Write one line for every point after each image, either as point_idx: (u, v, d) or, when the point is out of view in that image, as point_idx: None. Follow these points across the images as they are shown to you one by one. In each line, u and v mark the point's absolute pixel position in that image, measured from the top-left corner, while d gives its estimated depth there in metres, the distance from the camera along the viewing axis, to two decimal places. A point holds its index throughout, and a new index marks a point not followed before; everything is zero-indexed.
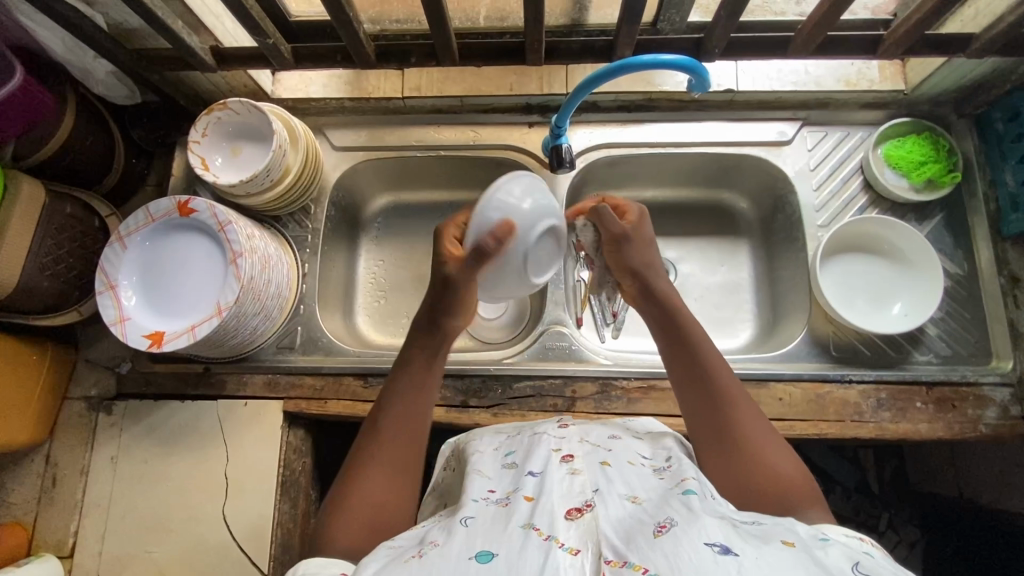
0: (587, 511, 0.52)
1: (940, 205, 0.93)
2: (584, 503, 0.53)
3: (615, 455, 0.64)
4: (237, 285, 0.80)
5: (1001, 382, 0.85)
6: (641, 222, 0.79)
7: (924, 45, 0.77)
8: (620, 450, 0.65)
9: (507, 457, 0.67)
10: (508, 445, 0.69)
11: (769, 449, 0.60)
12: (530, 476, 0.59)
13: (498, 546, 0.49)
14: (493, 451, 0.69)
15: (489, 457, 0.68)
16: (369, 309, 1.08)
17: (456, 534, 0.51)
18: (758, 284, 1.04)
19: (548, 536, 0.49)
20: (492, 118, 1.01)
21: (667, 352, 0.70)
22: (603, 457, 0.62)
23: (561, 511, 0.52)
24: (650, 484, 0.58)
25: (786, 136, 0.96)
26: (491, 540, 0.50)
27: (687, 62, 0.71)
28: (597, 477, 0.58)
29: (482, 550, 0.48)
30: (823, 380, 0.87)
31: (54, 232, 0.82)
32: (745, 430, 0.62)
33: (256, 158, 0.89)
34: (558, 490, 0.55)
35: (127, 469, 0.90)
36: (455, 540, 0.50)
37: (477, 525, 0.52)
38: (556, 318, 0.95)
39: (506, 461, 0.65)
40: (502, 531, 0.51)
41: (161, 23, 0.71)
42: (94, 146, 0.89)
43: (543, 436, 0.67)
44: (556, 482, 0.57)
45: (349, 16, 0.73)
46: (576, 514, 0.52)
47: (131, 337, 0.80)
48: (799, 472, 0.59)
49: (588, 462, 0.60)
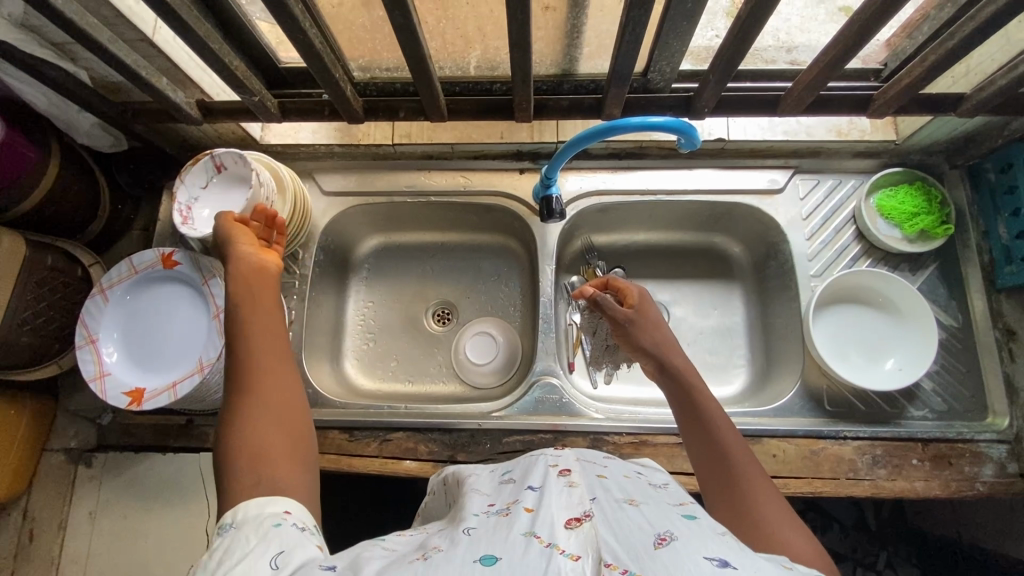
0: (587, 521, 0.50)
1: (933, 255, 0.92)
2: (583, 513, 0.51)
3: (612, 470, 0.64)
4: (219, 342, 0.79)
5: (997, 439, 0.84)
6: (645, 305, 0.80)
7: (914, 104, 0.77)
8: (614, 466, 0.66)
9: (504, 474, 0.67)
10: (506, 465, 0.70)
11: (772, 522, 0.56)
12: (530, 490, 0.58)
13: (500, 550, 0.46)
14: (489, 471, 0.69)
15: (486, 478, 0.67)
16: (357, 353, 1.06)
17: (459, 543, 0.49)
18: (752, 330, 1.03)
19: (549, 543, 0.46)
20: (483, 164, 1.01)
21: (683, 426, 0.67)
22: (599, 471, 0.62)
23: (561, 520, 0.50)
24: (649, 496, 0.58)
25: (778, 184, 0.96)
26: (492, 546, 0.48)
27: (675, 124, 0.71)
28: (594, 490, 0.57)
29: (485, 554, 0.46)
30: (818, 436, 0.85)
31: (34, 286, 0.81)
32: (758, 500, 0.59)
33: (233, 203, 0.86)
34: (558, 504, 0.53)
35: (105, 525, 0.88)
36: (458, 547, 0.48)
37: (478, 535, 0.51)
38: (547, 368, 0.93)
39: (504, 477, 0.66)
40: (503, 538, 0.49)
41: (145, 82, 0.70)
42: (79, 196, 0.88)
43: (540, 455, 0.67)
44: (556, 494, 0.55)
45: (335, 76, 0.73)
46: (575, 524, 0.50)
47: (110, 395, 0.78)
48: (810, 540, 0.55)
49: (585, 477, 0.60)
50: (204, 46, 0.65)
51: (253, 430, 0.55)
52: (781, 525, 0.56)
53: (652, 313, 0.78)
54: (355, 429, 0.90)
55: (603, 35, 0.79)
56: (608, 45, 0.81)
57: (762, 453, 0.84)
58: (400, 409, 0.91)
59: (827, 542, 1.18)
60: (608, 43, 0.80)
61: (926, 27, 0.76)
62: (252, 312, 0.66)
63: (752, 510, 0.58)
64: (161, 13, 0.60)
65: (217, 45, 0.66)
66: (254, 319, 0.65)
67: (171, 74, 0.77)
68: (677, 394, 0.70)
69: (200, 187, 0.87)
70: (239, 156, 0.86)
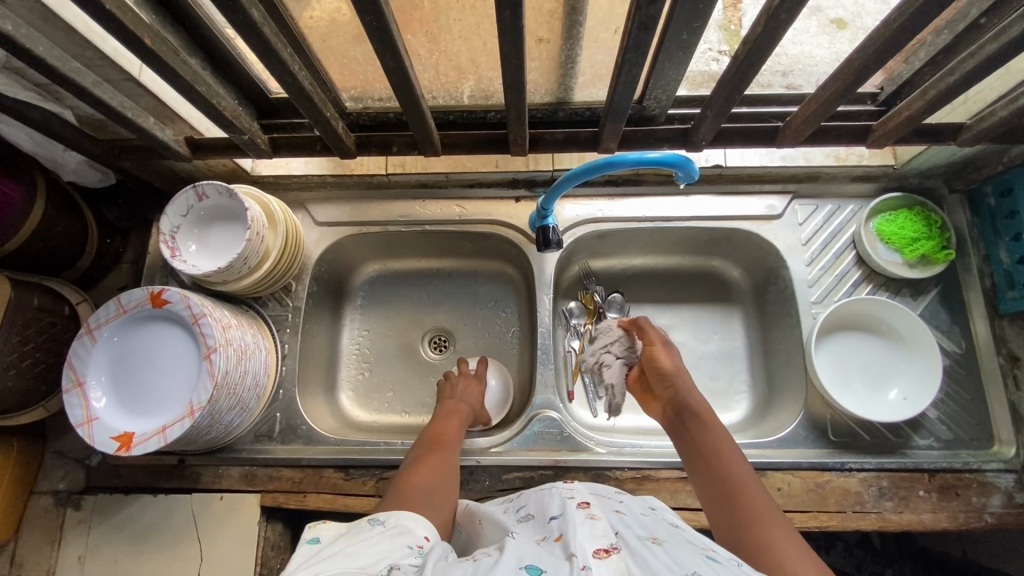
0: (615, 552, 0.50)
1: (935, 280, 0.91)
2: (610, 545, 0.51)
3: (627, 506, 0.63)
4: (210, 383, 0.76)
5: (1004, 469, 0.82)
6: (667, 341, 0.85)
7: (915, 134, 0.75)
8: (629, 502, 0.64)
9: (520, 510, 0.65)
10: (517, 502, 0.68)
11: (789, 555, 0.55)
12: (554, 520, 0.58)
13: (544, 562, 0.48)
14: (502, 510, 0.68)
15: (502, 515, 0.66)
16: (353, 384, 1.05)
17: (507, 550, 0.51)
18: (753, 355, 1.02)
19: (583, 566, 0.47)
20: (479, 192, 1.00)
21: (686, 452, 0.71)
22: (617, 507, 0.61)
23: (589, 550, 0.50)
24: (671, 534, 0.56)
25: (777, 210, 0.95)
26: (536, 557, 0.50)
27: (673, 158, 0.70)
28: (616, 524, 0.56)
29: (530, 563, 0.48)
30: (822, 468, 0.84)
31: (20, 328, 0.79)
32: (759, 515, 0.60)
33: (229, 242, 0.85)
34: (583, 533, 0.53)
35: (95, 571, 0.85)
36: (503, 556, 0.50)
37: (516, 548, 0.52)
38: (546, 402, 0.91)
39: (522, 514, 0.64)
40: (543, 554, 0.50)
41: (131, 123, 0.68)
42: (65, 234, 0.86)
43: (553, 487, 0.66)
44: (579, 524, 0.55)
45: (326, 115, 0.71)
46: (603, 554, 0.49)
47: (97, 441, 0.76)
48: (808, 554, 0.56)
49: (605, 511, 0.59)
50: (192, 89, 0.64)
51: (413, 480, 0.70)
52: (792, 556, 0.55)
53: (675, 357, 0.82)
54: (350, 467, 0.88)
55: (598, 65, 0.78)
56: (603, 75, 0.79)
57: (767, 487, 0.83)
58: (397, 445, 0.89)
59: (829, 561, 1.17)
60: (603, 72, 0.79)
61: (922, 53, 0.75)
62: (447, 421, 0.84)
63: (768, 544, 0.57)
64: (143, 58, 0.58)
65: (205, 87, 0.65)
66: (449, 421, 0.84)
67: (159, 112, 0.76)
68: (688, 433, 0.72)
69: (182, 215, 0.85)
70: (225, 189, 0.83)
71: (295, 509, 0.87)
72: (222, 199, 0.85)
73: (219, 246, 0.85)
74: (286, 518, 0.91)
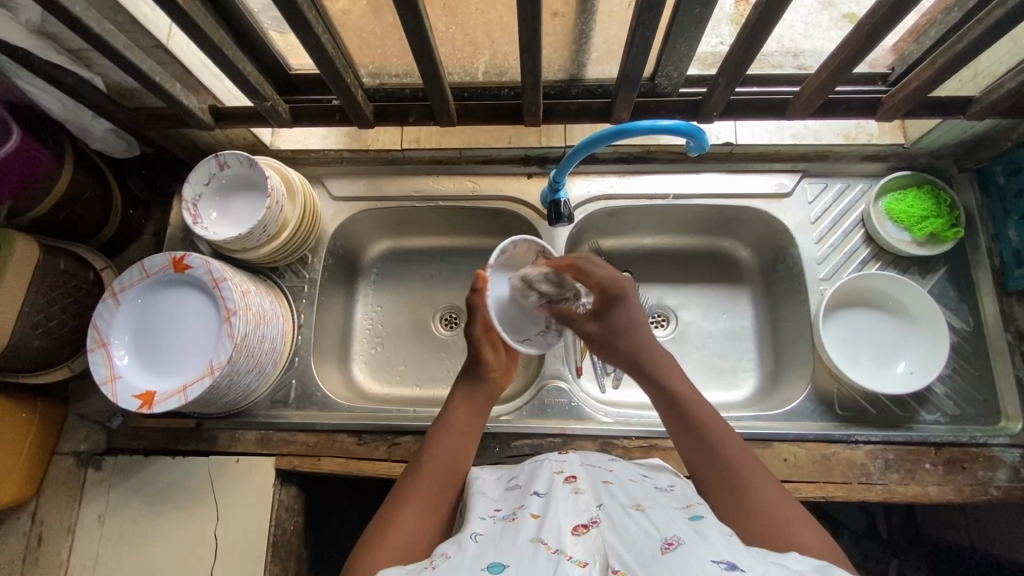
0: (594, 527, 0.52)
1: (943, 258, 0.92)
2: (589, 519, 0.53)
3: (616, 475, 0.66)
4: (230, 344, 0.79)
5: (1011, 444, 0.83)
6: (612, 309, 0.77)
7: (923, 107, 0.77)
8: (619, 470, 0.67)
9: (510, 481, 0.69)
10: (510, 472, 0.72)
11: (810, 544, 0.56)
12: (536, 495, 0.60)
13: (507, 557, 0.49)
14: (495, 478, 0.71)
15: (492, 483, 0.69)
16: (365, 358, 1.07)
17: (472, 545, 0.53)
18: (761, 334, 1.02)
19: (557, 549, 0.49)
20: (491, 169, 1.01)
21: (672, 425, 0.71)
22: (606, 477, 0.64)
23: (567, 527, 0.52)
24: (655, 500, 0.59)
25: (786, 188, 0.96)
26: (500, 552, 0.50)
27: (685, 126, 0.71)
28: (599, 497, 0.58)
29: (493, 562, 0.49)
30: (828, 440, 0.85)
31: (48, 289, 0.82)
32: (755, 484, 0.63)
33: (249, 210, 0.88)
34: (565, 509, 0.55)
35: (114, 529, 0.88)
36: (467, 554, 0.51)
37: (486, 540, 0.54)
38: (555, 372, 0.93)
39: (510, 484, 0.68)
40: (511, 543, 0.52)
41: (159, 88, 0.71)
42: (91, 201, 0.88)
43: (545, 460, 0.70)
44: (562, 500, 0.57)
45: (347, 81, 0.74)
46: (582, 530, 0.52)
47: (121, 398, 0.79)
48: (806, 525, 0.59)
49: (592, 483, 0.61)
50: (219, 52, 0.66)
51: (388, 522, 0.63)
52: (793, 525, 0.58)
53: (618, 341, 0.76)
54: (363, 432, 0.90)
55: (611, 41, 0.80)
56: (617, 51, 0.81)
57: (773, 457, 0.84)
58: (410, 411, 0.91)
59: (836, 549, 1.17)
60: (616, 48, 0.81)
61: (933, 32, 0.76)
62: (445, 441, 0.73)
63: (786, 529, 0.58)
64: (176, 19, 0.61)
65: (230, 51, 0.67)
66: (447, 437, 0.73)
67: (185, 80, 0.78)
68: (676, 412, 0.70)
69: (203, 182, 0.87)
70: (246, 158, 0.85)
71: (309, 473, 0.89)
72: (242, 168, 0.87)
73: (238, 214, 0.88)
74: (300, 483, 0.93)
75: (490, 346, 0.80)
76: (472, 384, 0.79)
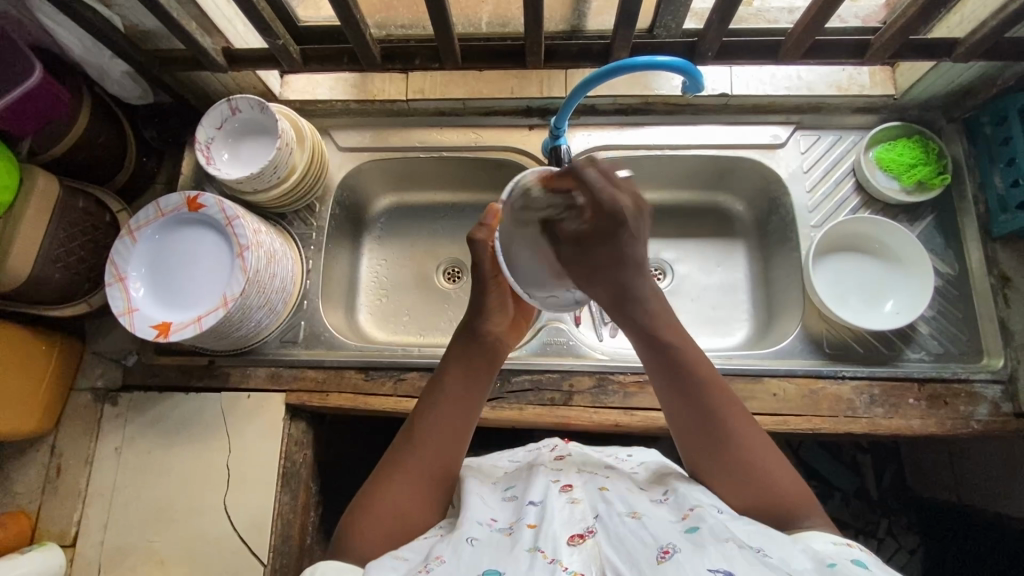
0: (590, 538, 0.55)
1: (930, 206, 0.95)
2: (586, 530, 0.56)
3: (613, 482, 0.66)
4: (243, 277, 0.82)
5: (991, 380, 0.86)
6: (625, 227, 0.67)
7: (909, 49, 0.80)
8: (616, 477, 0.67)
9: (507, 489, 0.67)
10: (509, 479, 0.70)
11: (793, 495, 0.60)
12: (531, 505, 0.60)
13: (504, 566, 0.51)
14: (491, 483, 0.69)
15: (489, 489, 0.67)
16: (371, 307, 1.10)
17: (467, 551, 0.54)
18: (754, 284, 1.06)
19: (553, 559, 0.51)
20: (493, 120, 1.04)
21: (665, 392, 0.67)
22: (602, 484, 0.64)
23: (563, 537, 0.54)
24: (651, 507, 0.59)
25: (780, 139, 0.99)
26: (497, 561, 0.52)
27: (681, 64, 0.74)
28: (597, 507, 0.59)
29: (490, 570, 0.51)
30: (816, 375, 0.88)
31: (67, 227, 0.85)
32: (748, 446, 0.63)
33: (260, 154, 0.91)
34: (561, 518, 0.57)
35: (130, 460, 0.91)
36: (463, 560, 0.53)
37: (482, 547, 0.55)
38: (554, 315, 0.96)
39: (506, 493, 0.66)
40: (508, 553, 0.53)
41: (176, 24, 0.74)
42: (107, 145, 0.91)
43: (539, 467, 0.69)
44: (558, 509, 0.58)
45: (356, 18, 0.76)
46: (578, 541, 0.54)
47: (138, 327, 0.82)
48: (795, 484, 0.62)
49: (587, 491, 0.62)
50: None
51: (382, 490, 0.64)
52: (781, 479, 0.61)
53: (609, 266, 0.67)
54: (370, 369, 0.94)
55: None
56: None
57: (763, 392, 0.87)
58: (415, 351, 0.95)
59: (828, 509, 1.20)
60: None
61: None
62: (443, 398, 0.69)
63: (774, 484, 0.61)
64: None
65: None
66: (446, 398, 0.69)
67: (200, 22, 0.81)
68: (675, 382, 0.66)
69: (214, 126, 0.90)
70: (257, 102, 0.89)
71: (317, 408, 0.93)
72: (253, 113, 0.90)
73: (248, 157, 0.91)
74: (309, 420, 0.97)
75: (497, 293, 0.74)
76: (468, 339, 0.72)
